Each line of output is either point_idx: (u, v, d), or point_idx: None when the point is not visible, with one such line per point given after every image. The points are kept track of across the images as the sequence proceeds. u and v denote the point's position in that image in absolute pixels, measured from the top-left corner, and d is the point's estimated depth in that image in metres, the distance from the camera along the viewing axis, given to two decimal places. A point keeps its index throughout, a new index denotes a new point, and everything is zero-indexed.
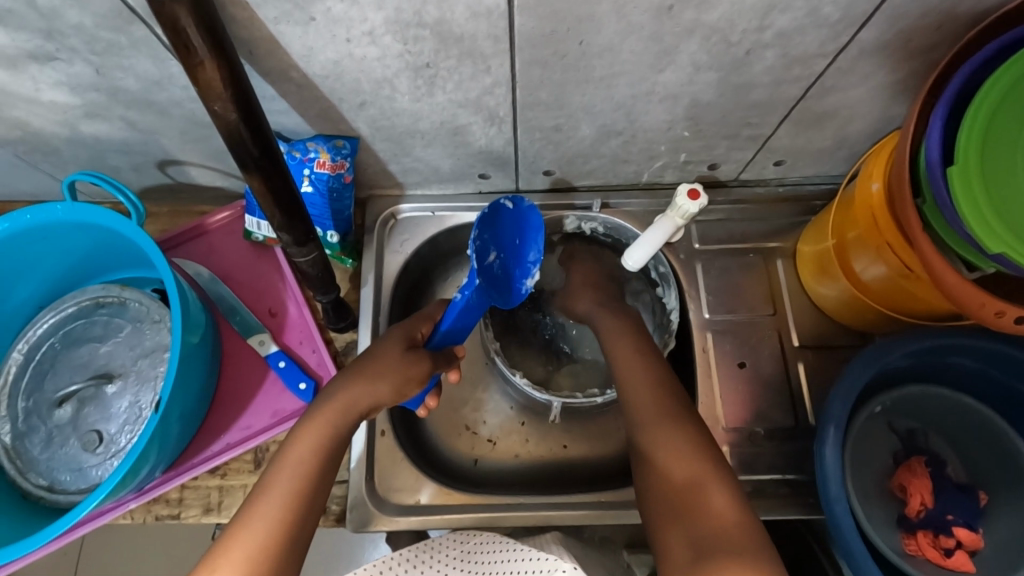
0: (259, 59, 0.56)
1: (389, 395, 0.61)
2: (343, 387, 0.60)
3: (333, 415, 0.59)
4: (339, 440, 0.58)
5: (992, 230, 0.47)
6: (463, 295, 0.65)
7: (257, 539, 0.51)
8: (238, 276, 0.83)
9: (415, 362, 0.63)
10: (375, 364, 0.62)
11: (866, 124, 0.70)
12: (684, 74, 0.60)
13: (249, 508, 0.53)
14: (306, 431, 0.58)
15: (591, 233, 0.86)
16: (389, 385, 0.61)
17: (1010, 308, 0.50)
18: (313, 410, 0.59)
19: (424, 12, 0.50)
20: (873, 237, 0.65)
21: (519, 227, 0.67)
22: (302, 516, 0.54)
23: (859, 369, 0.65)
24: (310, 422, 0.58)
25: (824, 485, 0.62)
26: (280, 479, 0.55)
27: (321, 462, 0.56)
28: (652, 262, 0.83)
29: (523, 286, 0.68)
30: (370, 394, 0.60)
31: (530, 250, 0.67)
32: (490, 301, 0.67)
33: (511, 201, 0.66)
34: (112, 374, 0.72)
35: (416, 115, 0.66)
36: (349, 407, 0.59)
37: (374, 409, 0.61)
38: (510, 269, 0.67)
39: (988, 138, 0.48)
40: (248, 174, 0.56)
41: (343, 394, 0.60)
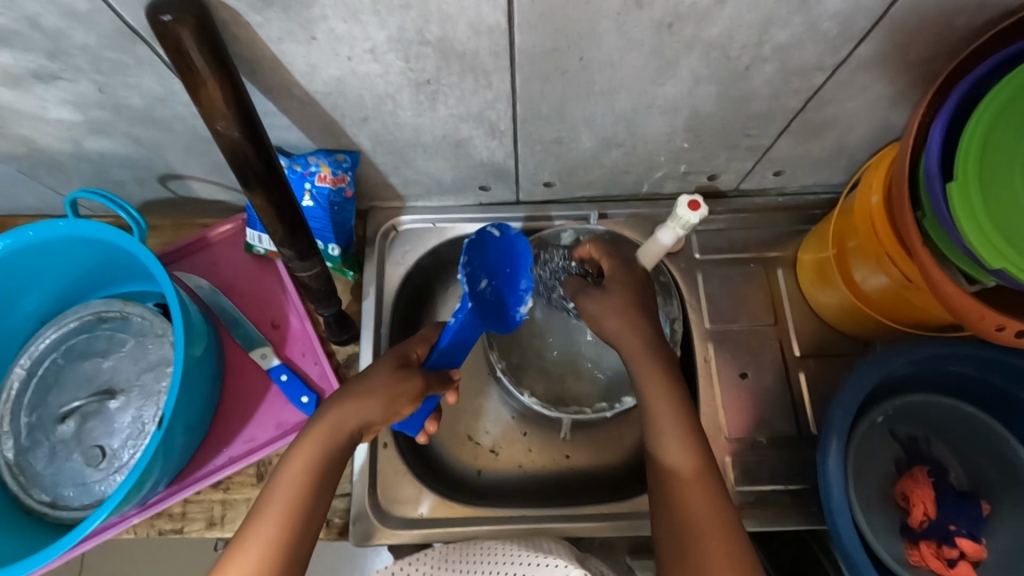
0: (261, 77, 0.56)
1: (378, 416, 0.59)
2: (334, 406, 0.58)
3: (324, 437, 0.57)
4: (333, 462, 0.57)
5: (993, 245, 0.47)
6: (455, 319, 0.64)
7: (251, 567, 0.51)
8: (240, 289, 0.83)
9: (404, 386, 0.60)
10: (358, 388, 0.60)
11: (865, 135, 0.70)
12: (685, 88, 0.60)
13: (241, 534, 0.53)
14: (297, 455, 0.56)
15: None
16: (378, 408, 0.59)
17: (1010, 322, 0.50)
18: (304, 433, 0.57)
19: (426, 30, 0.50)
20: (874, 248, 0.65)
21: (508, 255, 0.65)
22: (297, 541, 0.53)
23: (861, 379, 0.65)
24: (300, 444, 0.57)
25: (827, 496, 0.62)
26: (272, 506, 0.54)
27: (312, 486, 0.55)
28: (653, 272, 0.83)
29: (518, 313, 0.65)
30: (356, 416, 0.58)
31: (522, 278, 0.65)
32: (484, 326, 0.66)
33: (496, 229, 0.65)
34: (115, 389, 0.72)
35: (419, 129, 0.66)
36: (336, 429, 0.57)
37: (366, 428, 0.59)
38: (502, 295, 0.65)
39: (987, 153, 0.48)
40: (251, 191, 0.56)
41: (333, 414, 0.58)
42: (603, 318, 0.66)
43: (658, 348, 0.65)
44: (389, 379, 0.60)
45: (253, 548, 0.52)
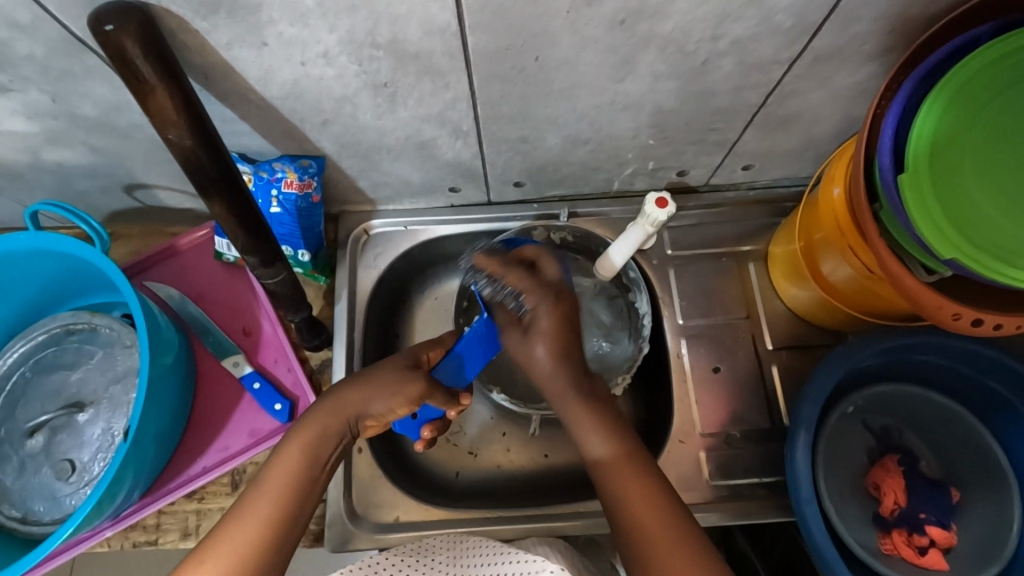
0: (215, 83, 0.56)
1: (378, 411, 0.62)
2: (334, 393, 0.61)
3: (323, 422, 0.59)
4: (328, 448, 0.59)
5: (944, 236, 0.48)
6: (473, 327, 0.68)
7: (242, 548, 0.52)
8: (211, 297, 0.82)
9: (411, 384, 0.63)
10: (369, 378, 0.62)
11: (829, 127, 0.71)
12: (644, 84, 0.60)
13: (231, 517, 0.54)
14: (293, 439, 0.58)
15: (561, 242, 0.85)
16: (381, 402, 0.62)
17: (966, 310, 0.51)
18: (302, 418, 0.60)
19: (377, 32, 0.50)
20: (839, 241, 0.66)
21: None
22: (288, 525, 0.54)
23: (829, 371, 0.65)
24: (298, 430, 0.59)
25: (796, 489, 0.62)
26: (266, 490, 0.55)
27: (307, 469, 0.57)
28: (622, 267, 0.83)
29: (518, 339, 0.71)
30: (358, 408, 0.61)
31: None
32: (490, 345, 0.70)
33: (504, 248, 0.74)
34: (83, 402, 0.71)
35: (381, 132, 0.66)
36: (335, 416, 0.60)
37: (364, 420, 0.62)
38: None
39: (938, 145, 0.49)
40: (209, 199, 0.56)
41: (334, 401, 0.60)
42: (529, 351, 0.63)
43: (568, 369, 0.63)
44: (398, 376, 0.63)
45: (244, 530, 0.53)
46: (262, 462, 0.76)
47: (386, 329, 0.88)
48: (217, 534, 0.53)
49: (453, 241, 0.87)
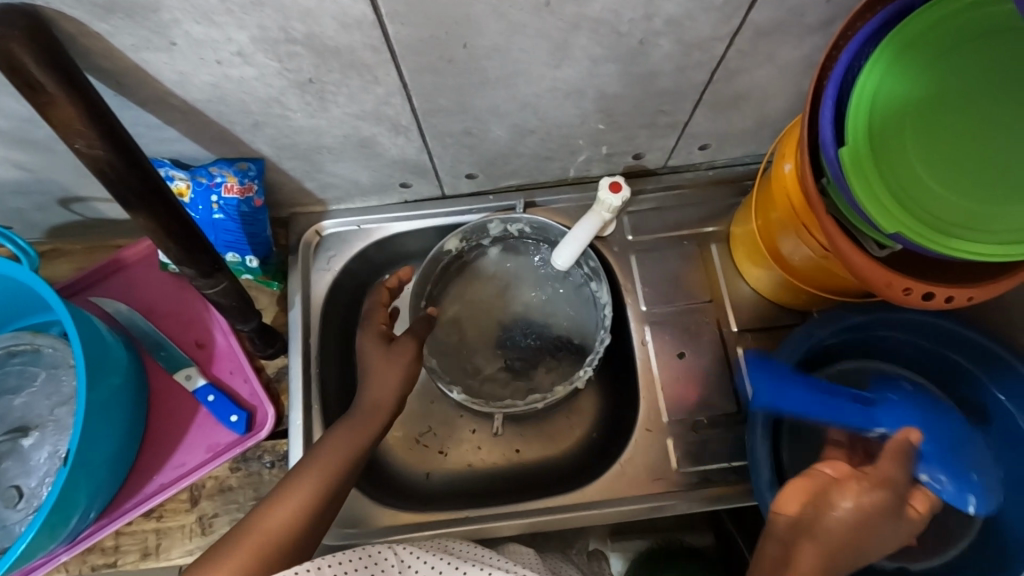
0: (131, 88, 0.54)
1: (382, 422, 0.63)
2: (354, 416, 0.62)
3: (348, 448, 0.59)
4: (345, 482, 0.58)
5: (886, 211, 0.46)
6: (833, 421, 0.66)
7: (278, 539, 0.52)
8: (161, 310, 0.80)
9: (404, 350, 0.67)
10: (372, 375, 0.65)
11: (781, 103, 0.69)
12: (583, 68, 0.58)
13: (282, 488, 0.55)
14: (319, 460, 0.57)
15: (518, 233, 0.85)
16: (393, 387, 0.64)
17: (915, 284, 0.50)
18: (326, 440, 0.60)
19: (290, 27, 0.48)
20: (792, 219, 0.64)
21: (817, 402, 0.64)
22: (298, 546, 0.53)
23: (788, 353, 0.64)
24: (326, 449, 0.59)
25: (756, 474, 0.61)
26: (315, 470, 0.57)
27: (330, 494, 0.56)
28: (582, 258, 0.83)
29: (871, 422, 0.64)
30: (378, 403, 0.63)
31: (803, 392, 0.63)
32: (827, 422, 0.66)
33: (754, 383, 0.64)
34: (28, 426, 0.69)
35: (317, 131, 0.63)
36: (366, 422, 0.62)
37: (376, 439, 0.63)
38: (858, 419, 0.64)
39: (878, 117, 0.47)
40: (134, 211, 0.53)
41: (350, 424, 0.61)
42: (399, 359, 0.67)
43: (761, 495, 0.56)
44: (386, 357, 0.66)
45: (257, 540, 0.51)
46: (221, 476, 0.75)
47: (346, 331, 0.86)
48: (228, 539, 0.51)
49: (410, 238, 0.85)
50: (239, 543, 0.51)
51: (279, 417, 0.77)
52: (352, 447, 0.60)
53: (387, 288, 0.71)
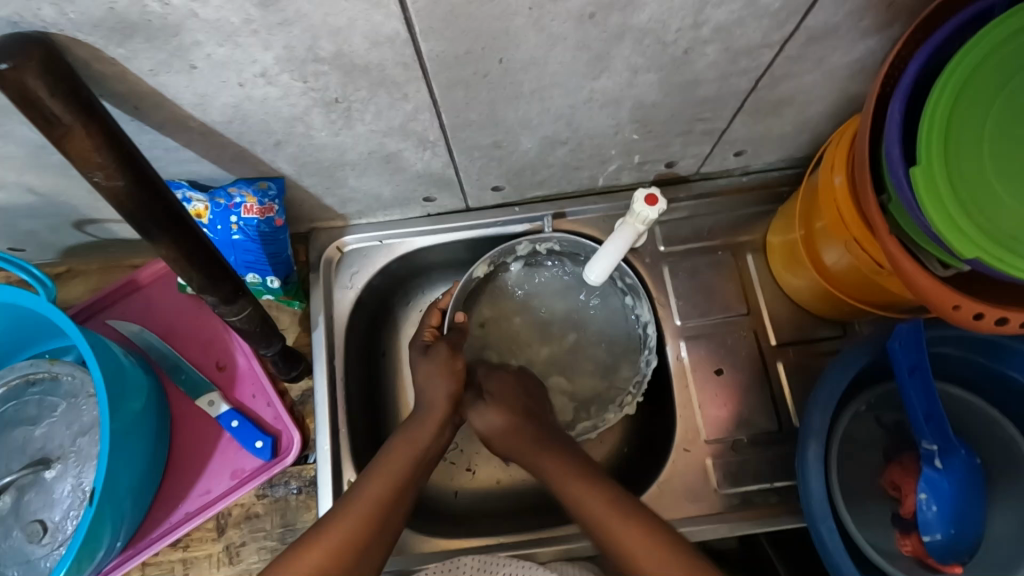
0: (147, 112, 0.51)
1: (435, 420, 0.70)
2: (407, 430, 0.69)
3: (402, 461, 0.65)
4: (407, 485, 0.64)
5: (963, 234, 0.43)
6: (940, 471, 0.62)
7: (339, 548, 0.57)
8: (180, 332, 0.77)
9: (440, 353, 0.73)
10: (422, 379, 0.72)
11: (826, 109, 0.65)
12: (623, 79, 0.55)
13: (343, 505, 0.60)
14: (378, 474, 0.63)
15: (548, 251, 0.81)
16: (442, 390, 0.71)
17: (989, 309, 0.46)
18: (385, 452, 0.66)
19: (318, 46, 0.45)
20: (841, 231, 0.61)
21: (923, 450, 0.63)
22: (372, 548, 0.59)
23: (838, 372, 0.61)
24: (385, 462, 0.65)
25: (808, 504, 0.58)
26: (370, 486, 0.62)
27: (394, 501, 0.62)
28: (618, 274, 0.79)
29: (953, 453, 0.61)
30: (435, 401, 0.71)
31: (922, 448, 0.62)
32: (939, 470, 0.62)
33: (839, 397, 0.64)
34: (50, 458, 0.67)
35: (340, 149, 0.60)
36: (423, 422, 0.69)
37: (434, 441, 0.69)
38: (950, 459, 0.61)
39: (952, 133, 0.44)
40: (156, 242, 0.51)
41: (409, 431, 0.68)
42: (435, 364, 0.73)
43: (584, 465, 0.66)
44: (429, 364, 0.72)
45: (326, 544, 0.57)
46: (247, 503, 0.73)
47: (369, 348, 0.83)
48: (302, 542, 0.57)
49: (432, 252, 0.82)
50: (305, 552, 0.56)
51: (305, 441, 0.75)
52: (409, 457, 0.66)
53: (439, 309, 0.79)
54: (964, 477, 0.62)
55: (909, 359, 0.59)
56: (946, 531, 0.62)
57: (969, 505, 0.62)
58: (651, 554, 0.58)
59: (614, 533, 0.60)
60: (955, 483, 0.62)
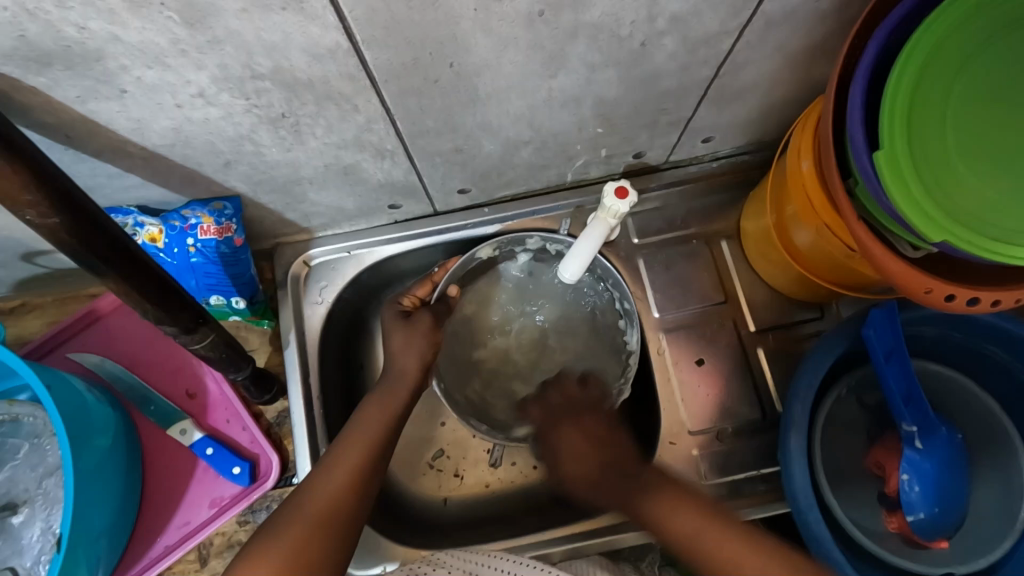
0: (82, 141, 0.48)
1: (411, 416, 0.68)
2: (383, 389, 0.68)
3: (382, 416, 0.65)
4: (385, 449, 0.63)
5: (930, 218, 0.42)
6: (920, 450, 0.62)
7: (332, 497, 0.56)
8: (145, 360, 0.75)
9: (421, 322, 0.73)
10: (397, 347, 0.71)
11: (791, 92, 0.64)
12: (581, 76, 0.53)
13: (330, 458, 0.59)
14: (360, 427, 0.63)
15: (559, 251, 0.79)
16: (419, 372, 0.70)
17: (959, 291, 0.46)
18: (359, 417, 0.65)
19: (254, 63, 0.42)
20: (811, 217, 0.60)
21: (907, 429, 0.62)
22: (362, 496, 0.58)
23: (816, 359, 0.61)
24: (359, 427, 0.63)
25: (795, 495, 0.58)
26: (355, 439, 0.62)
27: (374, 462, 0.60)
28: (618, 296, 0.77)
29: (933, 430, 0.62)
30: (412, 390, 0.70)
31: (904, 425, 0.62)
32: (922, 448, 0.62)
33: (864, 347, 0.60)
34: (16, 503, 0.65)
35: (295, 165, 0.58)
36: (399, 389, 0.68)
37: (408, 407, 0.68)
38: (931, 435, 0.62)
39: (913, 114, 0.43)
40: (104, 276, 0.48)
41: (383, 393, 0.67)
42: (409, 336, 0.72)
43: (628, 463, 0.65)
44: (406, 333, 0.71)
45: (313, 508, 0.55)
46: (229, 532, 0.72)
47: (345, 362, 0.81)
48: (288, 513, 0.54)
49: (403, 259, 0.80)
50: (299, 507, 0.55)
51: (284, 463, 0.74)
52: (384, 419, 0.65)
53: (431, 281, 0.78)
54: (945, 456, 0.62)
55: (884, 342, 0.59)
56: (930, 510, 0.62)
57: (952, 484, 0.62)
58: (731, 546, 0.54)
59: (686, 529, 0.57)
60: (937, 464, 0.62)
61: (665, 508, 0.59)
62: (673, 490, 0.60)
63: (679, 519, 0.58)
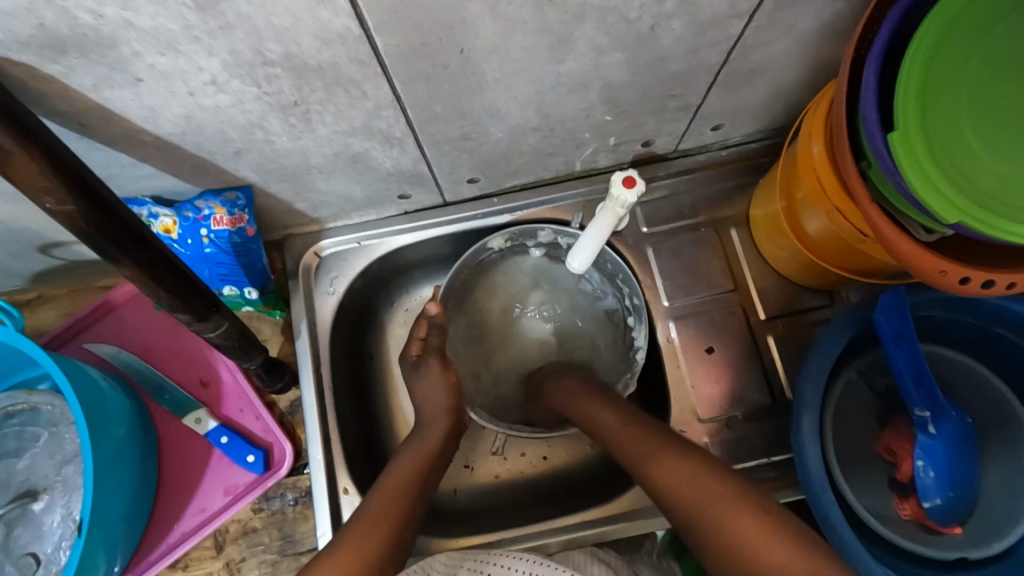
0: (97, 129, 0.49)
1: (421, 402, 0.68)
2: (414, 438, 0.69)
3: (433, 438, 0.69)
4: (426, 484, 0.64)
5: (945, 198, 0.42)
6: (934, 436, 0.61)
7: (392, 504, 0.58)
8: (160, 350, 0.76)
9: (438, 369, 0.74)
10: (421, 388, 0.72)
11: (800, 76, 0.63)
12: (589, 61, 0.53)
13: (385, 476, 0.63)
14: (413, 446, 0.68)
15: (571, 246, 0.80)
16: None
17: (973, 272, 0.45)
18: (398, 459, 0.66)
19: (265, 49, 0.43)
20: (822, 201, 0.59)
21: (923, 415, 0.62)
22: (413, 504, 0.60)
23: (826, 346, 0.60)
24: (398, 467, 0.64)
25: (806, 479, 0.58)
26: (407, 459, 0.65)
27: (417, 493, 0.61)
28: (628, 292, 0.78)
29: (945, 413, 0.61)
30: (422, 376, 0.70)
31: (917, 409, 0.61)
32: (936, 432, 0.61)
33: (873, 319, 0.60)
34: (36, 489, 0.66)
35: (305, 153, 0.59)
36: None
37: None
38: (943, 418, 0.61)
39: (926, 93, 0.43)
40: (119, 264, 0.49)
41: None
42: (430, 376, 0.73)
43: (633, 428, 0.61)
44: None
45: (369, 532, 0.54)
46: (244, 519, 0.72)
47: (355, 352, 0.82)
48: (356, 514, 0.57)
49: (413, 249, 0.81)
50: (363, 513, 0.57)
51: (297, 451, 0.75)
52: (435, 443, 0.69)
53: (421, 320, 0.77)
54: (958, 439, 0.62)
55: (894, 327, 0.59)
56: (944, 494, 0.62)
57: (966, 466, 0.62)
58: (694, 487, 0.51)
59: (665, 477, 0.53)
60: (950, 446, 0.62)
61: (667, 461, 0.54)
62: (679, 451, 0.55)
63: (664, 465, 0.54)
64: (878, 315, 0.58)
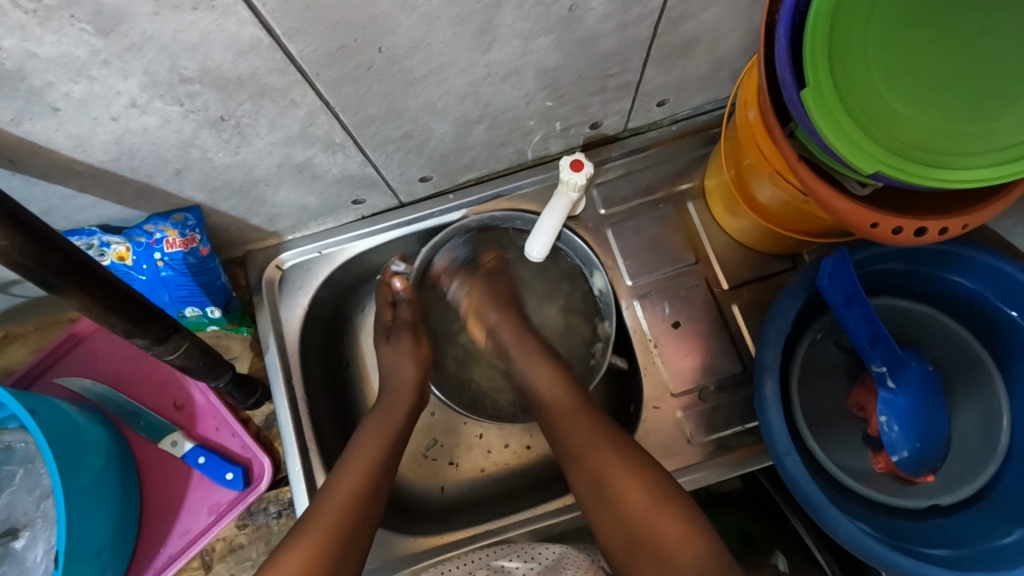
0: (28, 162, 0.49)
1: (402, 410, 0.70)
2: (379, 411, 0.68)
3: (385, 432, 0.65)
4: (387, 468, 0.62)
5: (861, 149, 0.42)
6: (894, 390, 0.62)
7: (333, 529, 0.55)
8: (132, 378, 0.76)
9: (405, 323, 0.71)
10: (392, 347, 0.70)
11: (736, 43, 0.63)
12: (516, 47, 0.53)
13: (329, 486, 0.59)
14: (367, 442, 0.64)
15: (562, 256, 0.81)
16: None
17: (904, 222, 0.46)
18: (362, 436, 0.65)
19: (179, 66, 0.43)
20: (765, 166, 0.59)
21: (887, 371, 0.62)
22: (363, 522, 0.57)
23: (783, 308, 0.61)
24: (359, 449, 0.63)
25: (772, 441, 0.58)
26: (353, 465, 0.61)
27: (380, 470, 0.61)
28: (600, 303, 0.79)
29: (902, 366, 0.62)
30: (401, 387, 0.72)
31: (875, 365, 0.62)
32: (894, 387, 0.62)
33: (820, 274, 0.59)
34: (17, 527, 0.67)
35: (247, 166, 0.59)
36: None
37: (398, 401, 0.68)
38: (900, 371, 0.62)
39: (835, 46, 0.43)
40: (64, 294, 0.49)
41: None
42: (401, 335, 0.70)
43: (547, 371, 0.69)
44: None
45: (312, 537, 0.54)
46: (229, 536, 0.74)
47: (328, 361, 0.82)
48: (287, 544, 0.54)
49: (375, 253, 0.81)
50: (297, 543, 0.54)
51: (277, 464, 0.75)
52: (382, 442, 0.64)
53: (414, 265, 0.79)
54: (919, 387, 0.62)
55: (841, 289, 0.58)
56: (912, 446, 0.62)
57: (929, 416, 0.63)
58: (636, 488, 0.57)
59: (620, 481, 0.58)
60: (911, 397, 0.62)
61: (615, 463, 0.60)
62: (631, 458, 0.60)
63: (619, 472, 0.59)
64: (823, 278, 0.58)
